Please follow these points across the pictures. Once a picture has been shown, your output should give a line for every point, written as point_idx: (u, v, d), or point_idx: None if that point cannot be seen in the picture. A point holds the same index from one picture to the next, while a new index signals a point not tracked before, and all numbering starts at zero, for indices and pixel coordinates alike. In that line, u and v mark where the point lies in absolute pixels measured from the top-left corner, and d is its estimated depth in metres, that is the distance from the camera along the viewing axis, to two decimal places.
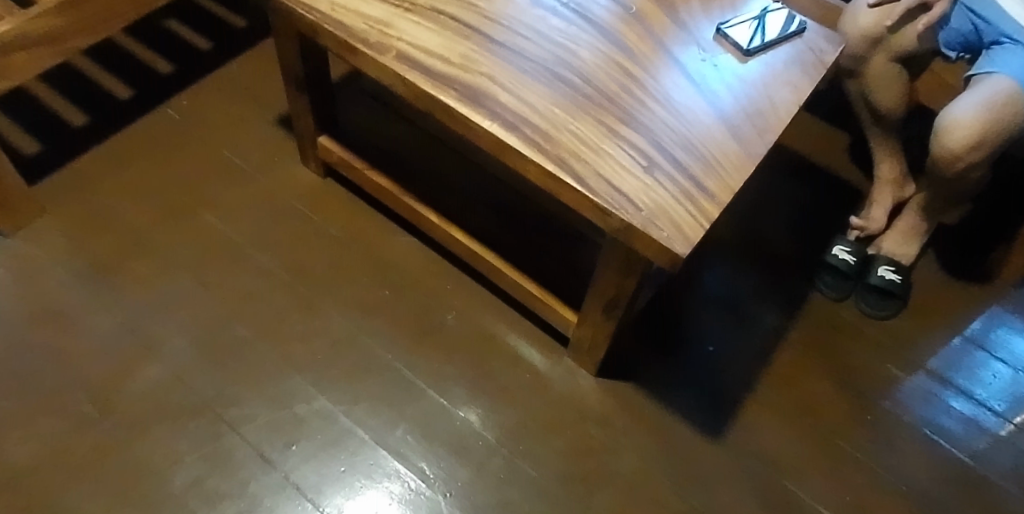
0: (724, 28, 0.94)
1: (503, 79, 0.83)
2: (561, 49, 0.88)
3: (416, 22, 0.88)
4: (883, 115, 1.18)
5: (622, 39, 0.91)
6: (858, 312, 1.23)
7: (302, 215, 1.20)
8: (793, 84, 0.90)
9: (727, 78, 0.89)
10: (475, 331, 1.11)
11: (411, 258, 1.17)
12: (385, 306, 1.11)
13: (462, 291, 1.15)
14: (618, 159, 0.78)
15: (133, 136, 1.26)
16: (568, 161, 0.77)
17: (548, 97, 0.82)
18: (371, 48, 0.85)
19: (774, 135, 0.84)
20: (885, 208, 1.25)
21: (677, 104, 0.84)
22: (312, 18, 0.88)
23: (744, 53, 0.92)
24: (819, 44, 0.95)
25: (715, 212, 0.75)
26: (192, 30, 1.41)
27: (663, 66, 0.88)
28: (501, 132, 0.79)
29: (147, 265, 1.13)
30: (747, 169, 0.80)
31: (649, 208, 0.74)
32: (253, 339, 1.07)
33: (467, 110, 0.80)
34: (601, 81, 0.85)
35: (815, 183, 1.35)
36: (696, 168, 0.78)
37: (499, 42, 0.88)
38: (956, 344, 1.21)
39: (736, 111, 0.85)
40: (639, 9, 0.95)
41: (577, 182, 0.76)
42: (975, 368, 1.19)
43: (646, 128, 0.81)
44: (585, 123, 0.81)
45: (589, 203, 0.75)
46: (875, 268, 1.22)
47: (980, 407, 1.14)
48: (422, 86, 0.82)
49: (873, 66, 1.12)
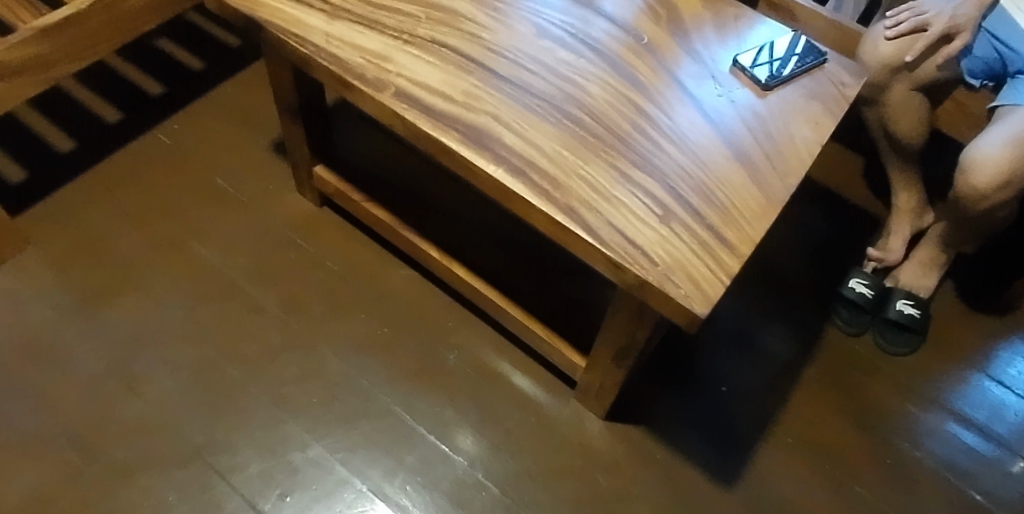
0: (741, 60, 0.89)
1: (508, 119, 0.79)
2: (569, 83, 0.84)
3: (417, 55, 0.83)
4: (903, 144, 1.14)
5: (634, 73, 0.86)
6: (875, 348, 1.18)
7: (297, 245, 1.15)
8: (814, 120, 0.85)
9: (745, 115, 0.84)
10: (478, 371, 1.06)
11: (410, 291, 1.12)
12: (383, 345, 1.07)
13: (464, 327, 1.10)
14: (632, 208, 0.73)
15: (123, 163, 1.22)
16: (578, 210, 0.72)
17: (557, 138, 0.78)
18: (369, 83, 0.80)
19: (795, 178, 0.79)
20: (903, 239, 1.21)
21: (692, 145, 0.80)
22: (305, 51, 0.83)
23: (763, 87, 0.87)
24: (840, 76, 0.91)
25: (735, 266, 0.71)
26: (184, 49, 1.36)
27: (677, 102, 0.84)
28: (506, 178, 0.74)
29: (137, 301, 1.08)
30: (768, 217, 0.75)
31: (665, 262, 0.70)
32: (245, 381, 1.02)
33: (470, 153, 0.75)
34: (612, 120, 0.81)
35: (830, 211, 1.31)
36: (714, 216, 0.74)
37: (503, 76, 0.83)
38: (972, 377, 1.17)
39: (756, 151, 0.81)
40: (650, 39, 0.91)
41: (589, 233, 0.71)
42: (991, 403, 1.14)
43: (660, 172, 0.77)
44: (596, 168, 0.76)
45: (601, 256, 0.71)
46: (893, 302, 1.18)
47: (995, 443, 1.10)
48: (423, 127, 0.77)
49: (892, 95, 1.07)
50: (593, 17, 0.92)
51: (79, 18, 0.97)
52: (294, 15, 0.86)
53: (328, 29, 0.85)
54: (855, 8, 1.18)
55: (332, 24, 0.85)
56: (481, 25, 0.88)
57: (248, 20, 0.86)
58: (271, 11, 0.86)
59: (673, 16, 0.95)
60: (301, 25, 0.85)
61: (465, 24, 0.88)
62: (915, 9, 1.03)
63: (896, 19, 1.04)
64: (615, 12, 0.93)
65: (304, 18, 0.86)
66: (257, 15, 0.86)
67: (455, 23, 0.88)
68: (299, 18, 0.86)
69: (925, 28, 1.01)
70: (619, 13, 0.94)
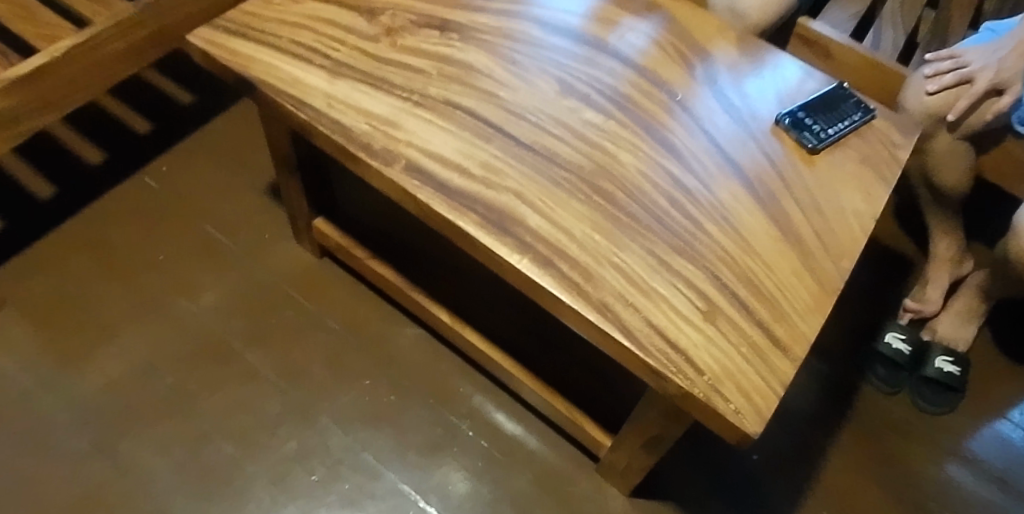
0: (786, 118, 0.81)
1: (532, 196, 0.71)
2: (598, 151, 0.75)
3: (429, 121, 0.75)
4: (945, 194, 1.06)
5: (668, 136, 0.78)
6: (912, 408, 1.11)
7: (298, 305, 1.08)
8: (866, 190, 0.77)
9: (792, 185, 0.76)
10: (492, 443, 0.99)
11: (418, 355, 1.05)
12: (390, 415, 1.00)
13: (476, 393, 1.03)
14: (673, 304, 0.65)
15: (107, 212, 1.13)
16: (613, 306, 0.65)
17: (588, 219, 0.70)
18: (377, 156, 0.72)
19: (849, 262, 0.72)
20: (942, 289, 1.13)
21: (736, 224, 0.72)
22: (304, 117, 0.74)
23: (810, 150, 0.79)
24: (891, 136, 0.83)
25: (789, 372, 0.63)
26: (174, 83, 1.27)
27: (717, 172, 0.76)
28: (533, 269, 0.66)
29: (124, 368, 1.01)
30: (822, 311, 0.67)
31: (712, 371, 0.62)
32: (242, 459, 0.95)
33: (492, 240, 0.67)
34: (647, 195, 0.73)
35: (865, 256, 1.23)
36: (764, 311, 0.66)
37: (526, 144, 0.75)
38: (1004, 428, 1.10)
39: (805, 229, 0.73)
40: (683, 94, 0.82)
41: (627, 337, 0.63)
42: None
43: (702, 258, 0.69)
44: (632, 255, 0.68)
45: (640, 362, 0.63)
46: (932, 358, 1.10)
47: None
48: (438, 209, 0.69)
49: (937, 144, 1.00)
50: (620, 68, 0.84)
51: (54, 66, 0.89)
52: (292, 72, 0.78)
53: (330, 89, 0.76)
54: (893, 46, 1.11)
55: (335, 84, 0.77)
56: (499, 82, 0.80)
57: (240, 78, 0.77)
58: (266, 68, 0.78)
59: (706, 66, 0.87)
60: (300, 84, 0.77)
61: (481, 81, 0.79)
62: (957, 58, 0.96)
63: (936, 69, 0.97)
64: (643, 62, 0.85)
65: (303, 77, 0.77)
66: (250, 72, 0.77)
67: (469, 80, 0.79)
68: (298, 77, 0.77)
69: (969, 81, 0.94)
70: (649, 62, 0.85)
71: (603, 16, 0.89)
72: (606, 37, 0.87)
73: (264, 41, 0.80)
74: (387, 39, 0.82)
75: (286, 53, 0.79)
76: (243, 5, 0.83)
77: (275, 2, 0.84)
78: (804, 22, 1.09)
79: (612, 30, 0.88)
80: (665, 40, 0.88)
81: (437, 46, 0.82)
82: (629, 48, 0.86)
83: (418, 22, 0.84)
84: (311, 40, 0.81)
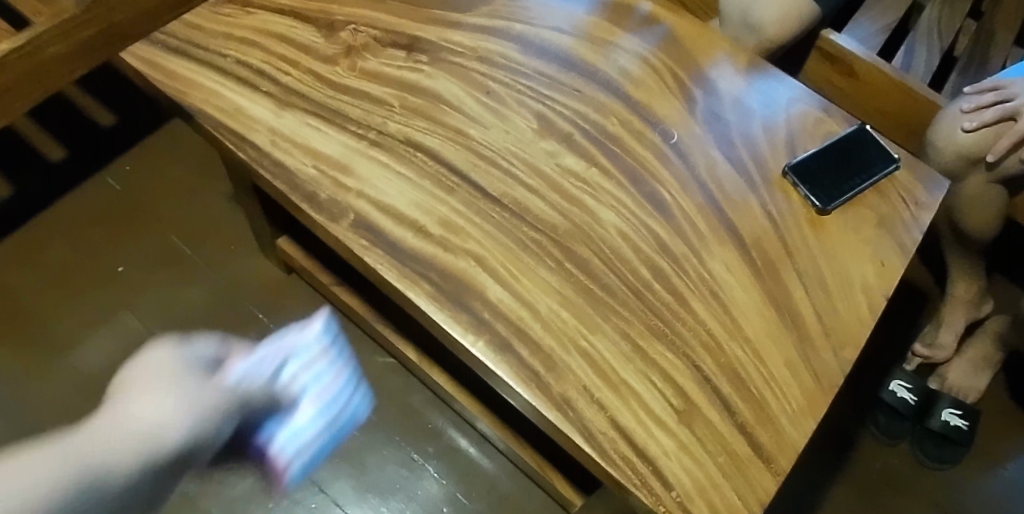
0: (794, 168, 0.70)
1: (495, 262, 0.63)
2: (575, 206, 0.67)
3: (387, 166, 0.66)
4: (970, 236, 0.96)
5: (658, 190, 0.68)
6: (914, 462, 1.03)
7: (262, 326, 1.02)
8: (880, 258, 0.68)
9: (795, 254, 0.67)
10: (460, 487, 0.94)
11: (387, 385, 0.99)
12: (353, 452, 0.95)
13: (449, 428, 0.97)
14: (646, 401, 0.58)
15: (66, 215, 1.07)
16: (576, 402, 0.57)
17: (554, 292, 0.62)
18: (322, 209, 0.64)
19: (852, 351, 0.63)
20: (956, 334, 1.03)
21: (727, 302, 0.63)
22: (244, 157, 0.66)
23: (820, 210, 0.69)
24: (914, 192, 0.71)
25: (771, 488, 0.56)
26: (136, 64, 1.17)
27: (711, 235, 0.67)
28: (488, 354, 0.59)
29: (77, 390, 0.95)
30: (815, 412, 0.59)
31: (683, 488, 0.54)
32: (196, 495, 0.91)
33: (445, 318, 0.60)
34: (626, 263, 0.64)
35: (897, 300, 1.13)
36: (747, 412, 0.58)
37: (492, 196, 0.66)
38: (1017, 489, 1.01)
39: (806, 309, 0.64)
40: (681, 136, 0.72)
41: (587, 441, 0.56)
42: None
43: (683, 343, 0.61)
44: (603, 339, 0.60)
45: (603, 470, 0.55)
46: (938, 410, 1.01)
47: None
48: (386, 277, 0.61)
49: (967, 187, 0.89)
50: (609, 101, 0.73)
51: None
52: (235, 101, 0.69)
53: (276, 123, 0.68)
54: (928, 66, 0.99)
55: (282, 117, 0.68)
56: (469, 118, 0.70)
57: (177, 104, 0.69)
58: (206, 94, 0.69)
59: (711, 98, 0.75)
60: (242, 116, 0.68)
61: (449, 117, 0.70)
62: (1001, 90, 0.85)
63: (976, 102, 0.85)
64: (637, 93, 0.74)
65: (248, 107, 0.68)
66: (188, 100, 0.68)
67: (436, 115, 0.70)
68: (240, 106, 0.68)
69: (1013, 117, 0.83)
70: (644, 89, 0.74)
71: (594, 35, 0.77)
72: (598, 62, 0.75)
73: (207, 61, 0.71)
74: (346, 61, 0.72)
75: (230, 76, 0.70)
76: (186, 15, 0.73)
77: (223, 11, 0.74)
78: (826, 36, 0.97)
79: (605, 52, 0.76)
80: (664, 64, 0.76)
81: (401, 71, 0.72)
82: (621, 75, 0.75)
83: (383, 39, 0.74)
84: (260, 61, 0.71)
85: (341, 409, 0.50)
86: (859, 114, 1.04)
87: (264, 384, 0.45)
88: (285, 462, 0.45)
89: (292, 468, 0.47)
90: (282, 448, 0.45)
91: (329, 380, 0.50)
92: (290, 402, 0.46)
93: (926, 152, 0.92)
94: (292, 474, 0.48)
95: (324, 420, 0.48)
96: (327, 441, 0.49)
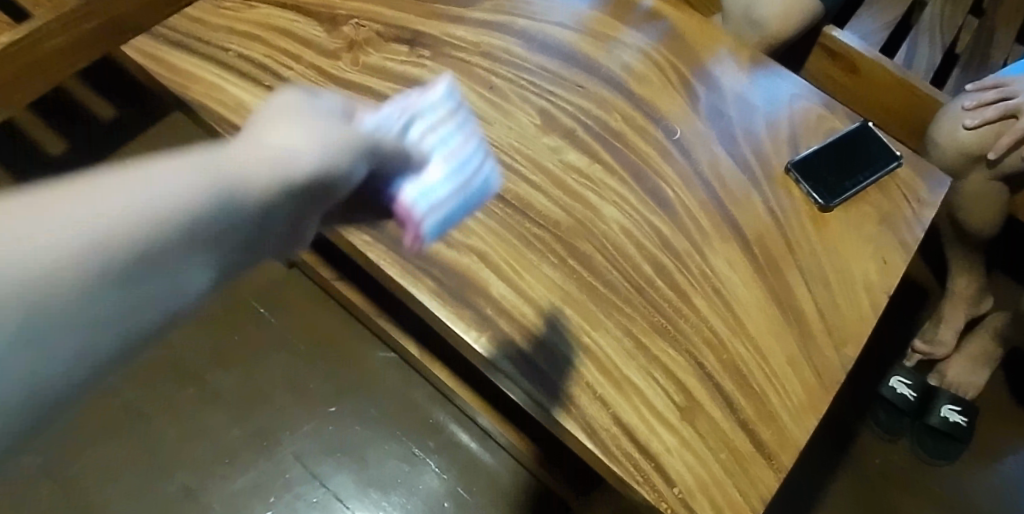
0: (797, 164, 0.70)
1: (499, 258, 0.63)
2: (578, 202, 0.67)
3: None
4: (970, 233, 0.96)
5: (661, 187, 0.68)
6: (913, 457, 1.03)
7: (262, 320, 1.01)
8: (883, 256, 0.68)
9: (797, 251, 0.67)
10: (462, 481, 0.95)
11: (388, 380, 0.99)
12: (355, 447, 0.96)
13: (450, 423, 0.98)
14: (648, 398, 0.58)
15: None
16: (579, 399, 0.57)
17: (557, 288, 0.62)
18: None
19: (853, 349, 0.63)
20: (956, 330, 1.04)
21: (729, 299, 0.64)
22: None
23: (823, 206, 0.69)
24: (916, 189, 0.71)
25: (772, 484, 0.57)
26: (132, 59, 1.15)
27: (713, 231, 0.67)
28: (492, 350, 0.59)
29: None
30: (815, 409, 0.60)
31: (685, 484, 0.55)
32: (198, 488, 0.92)
33: (448, 314, 0.60)
34: (630, 259, 0.64)
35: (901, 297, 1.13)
36: (749, 408, 0.59)
37: (495, 192, 0.66)
38: (1014, 485, 1.02)
39: (808, 306, 0.64)
40: (683, 133, 0.72)
41: (590, 437, 0.56)
42: None
43: (685, 340, 0.61)
44: (606, 335, 0.60)
45: (606, 466, 0.56)
46: (938, 406, 1.02)
47: None
48: (390, 273, 0.61)
49: (968, 184, 0.89)
50: (612, 97, 0.73)
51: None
52: (237, 95, 0.68)
53: None
54: (930, 63, 0.99)
55: None
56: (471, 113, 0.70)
57: (179, 99, 0.68)
58: (208, 88, 0.69)
59: (714, 95, 0.74)
60: (245, 111, 0.68)
61: None
62: (1002, 88, 0.85)
63: (978, 99, 0.85)
64: (640, 88, 0.74)
65: (251, 101, 0.68)
66: (190, 94, 0.68)
67: None
68: (243, 101, 0.68)
69: (1015, 114, 0.83)
70: (646, 85, 0.74)
71: (597, 30, 0.76)
72: (601, 57, 0.75)
73: (208, 55, 0.70)
74: (349, 56, 0.72)
75: (232, 71, 0.70)
76: (187, 9, 0.73)
77: (225, 5, 0.74)
78: (829, 32, 0.97)
79: (608, 47, 0.76)
80: (666, 60, 0.76)
81: (404, 66, 0.72)
82: (624, 71, 0.74)
83: (385, 34, 0.74)
84: (262, 55, 0.71)
85: (469, 177, 0.52)
86: (861, 110, 1.04)
87: (406, 136, 0.46)
88: (419, 217, 0.48)
89: (426, 223, 0.50)
90: (415, 201, 0.47)
91: (456, 146, 0.51)
92: (423, 153, 0.47)
93: (927, 149, 0.92)
94: (424, 232, 0.51)
95: (455, 182, 0.50)
96: (458, 205, 0.52)
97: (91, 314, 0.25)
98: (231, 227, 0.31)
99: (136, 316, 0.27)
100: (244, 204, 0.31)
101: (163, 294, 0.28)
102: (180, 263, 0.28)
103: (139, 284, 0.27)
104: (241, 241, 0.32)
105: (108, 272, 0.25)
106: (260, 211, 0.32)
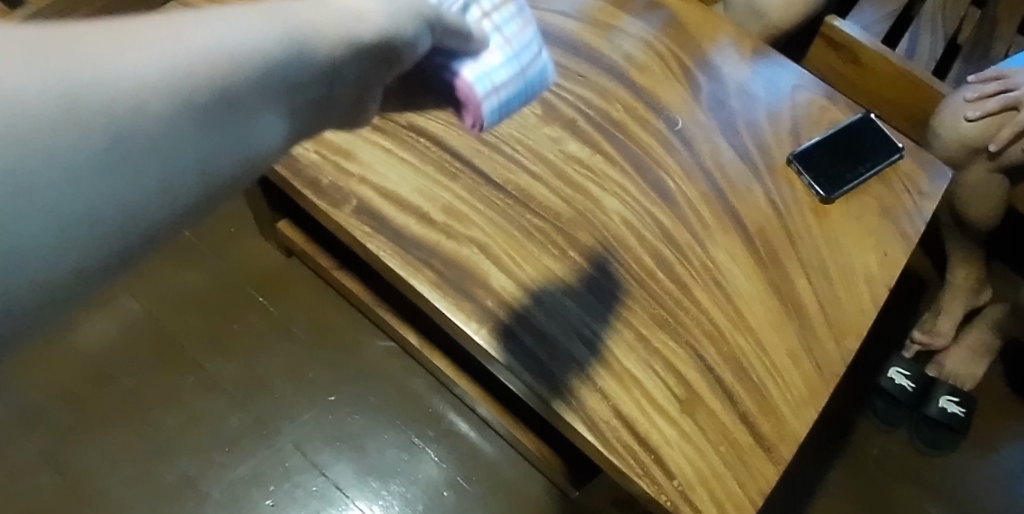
0: (799, 157, 0.70)
1: (499, 249, 0.63)
2: (579, 194, 0.66)
3: (389, 151, 0.66)
4: (969, 224, 0.95)
5: (662, 178, 0.68)
6: (910, 447, 1.04)
7: (261, 308, 1.01)
8: (884, 248, 0.68)
9: (798, 243, 0.67)
10: (461, 471, 0.95)
11: (388, 369, 0.99)
12: (355, 435, 0.96)
13: (450, 412, 0.98)
14: (648, 390, 0.58)
15: None
16: (579, 391, 0.57)
17: (557, 280, 0.62)
18: (324, 195, 0.63)
19: (853, 341, 0.63)
20: (954, 321, 1.04)
21: (729, 291, 0.63)
22: None
23: (825, 198, 0.69)
24: (918, 182, 0.71)
25: (771, 477, 0.57)
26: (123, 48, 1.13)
27: (714, 223, 0.67)
28: (492, 342, 0.59)
29: (76, 373, 0.95)
30: (815, 402, 0.60)
31: (684, 476, 0.56)
32: (198, 476, 0.92)
33: (448, 306, 0.60)
34: (630, 251, 0.64)
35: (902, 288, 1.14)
36: (749, 401, 0.59)
37: (496, 183, 0.66)
38: (1009, 475, 1.03)
39: (808, 299, 0.64)
40: (685, 123, 0.71)
41: (590, 429, 0.56)
42: None
43: (686, 332, 0.61)
44: (607, 327, 0.60)
45: (605, 458, 0.56)
46: (936, 397, 1.03)
47: None
48: (390, 264, 0.61)
49: (968, 176, 0.89)
50: (614, 87, 0.72)
51: None
52: None
53: None
54: (932, 53, 0.99)
55: None
56: None
57: None
58: None
59: (716, 85, 0.74)
60: None
61: None
62: (1004, 80, 0.85)
63: (980, 91, 0.85)
64: (641, 78, 0.73)
65: None
66: None
67: None
68: None
69: (1016, 107, 0.83)
70: (648, 75, 0.73)
71: (599, 19, 0.76)
72: (602, 47, 0.74)
73: None
74: None
75: None
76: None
77: None
78: (830, 22, 0.96)
79: (608, 36, 0.75)
80: (668, 49, 0.75)
81: None
82: (625, 60, 0.74)
83: None
84: None
85: (526, 67, 0.41)
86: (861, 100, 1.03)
87: (455, 7, 0.35)
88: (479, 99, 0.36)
89: (488, 106, 0.37)
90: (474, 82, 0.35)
91: (517, 25, 0.39)
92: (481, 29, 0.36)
93: (929, 140, 0.92)
94: (484, 119, 0.39)
95: (513, 65, 0.38)
96: (517, 97, 0.40)
97: (145, 168, 0.19)
98: (306, 78, 0.24)
99: (197, 187, 0.21)
100: (314, 55, 0.24)
101: (227, 156, 0.21)
102: (250, 114, 0.22)
103: (195, 136, 0.20)
104: (313, 102, 0.25)
105: (161, 118, 0.19)
106: (334, 66, 0.25)
